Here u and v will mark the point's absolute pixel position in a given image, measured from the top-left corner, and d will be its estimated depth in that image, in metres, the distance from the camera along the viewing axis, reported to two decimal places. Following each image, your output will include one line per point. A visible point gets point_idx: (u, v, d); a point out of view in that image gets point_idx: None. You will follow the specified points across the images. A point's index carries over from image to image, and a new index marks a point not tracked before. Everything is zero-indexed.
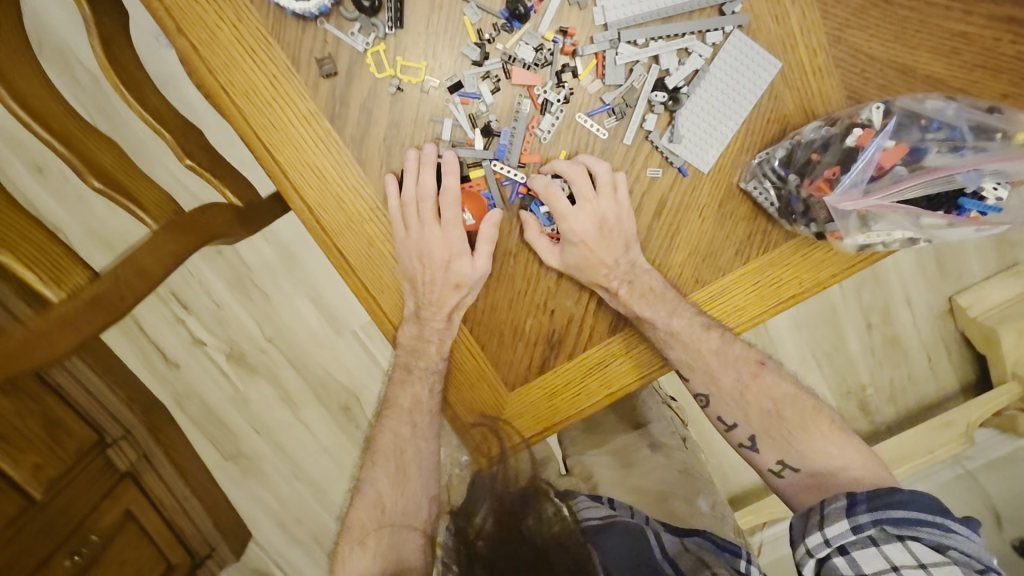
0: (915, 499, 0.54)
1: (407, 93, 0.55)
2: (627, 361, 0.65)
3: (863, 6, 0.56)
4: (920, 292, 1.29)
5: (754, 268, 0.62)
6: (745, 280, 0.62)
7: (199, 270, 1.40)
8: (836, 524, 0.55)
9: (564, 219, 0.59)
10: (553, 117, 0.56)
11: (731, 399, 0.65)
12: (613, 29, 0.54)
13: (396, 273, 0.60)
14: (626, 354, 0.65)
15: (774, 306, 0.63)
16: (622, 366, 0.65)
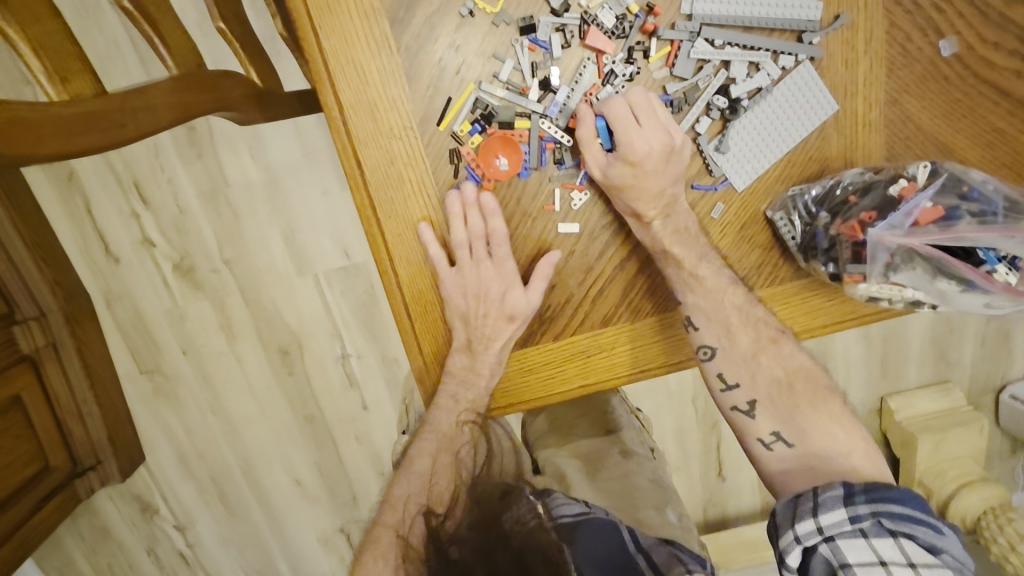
0: (909, 497, 0.53)
1: (476, 20, 0.53)
2: (656, 345, 0.63)
3: (926, 76, 0.57)
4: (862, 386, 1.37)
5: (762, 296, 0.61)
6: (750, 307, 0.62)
7: (172, 167, 1.30)
8: (833, 513, 0.52)
9: (626, 137, 0.54)
10: (614, 90, 0.55)
11: (741, 359, 0.61)
12: (697, 21, 0.53)
13: (405, 200, 0.57)
14: (657, 340, 0.63)
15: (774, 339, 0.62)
16: (652, 349, 0.63)
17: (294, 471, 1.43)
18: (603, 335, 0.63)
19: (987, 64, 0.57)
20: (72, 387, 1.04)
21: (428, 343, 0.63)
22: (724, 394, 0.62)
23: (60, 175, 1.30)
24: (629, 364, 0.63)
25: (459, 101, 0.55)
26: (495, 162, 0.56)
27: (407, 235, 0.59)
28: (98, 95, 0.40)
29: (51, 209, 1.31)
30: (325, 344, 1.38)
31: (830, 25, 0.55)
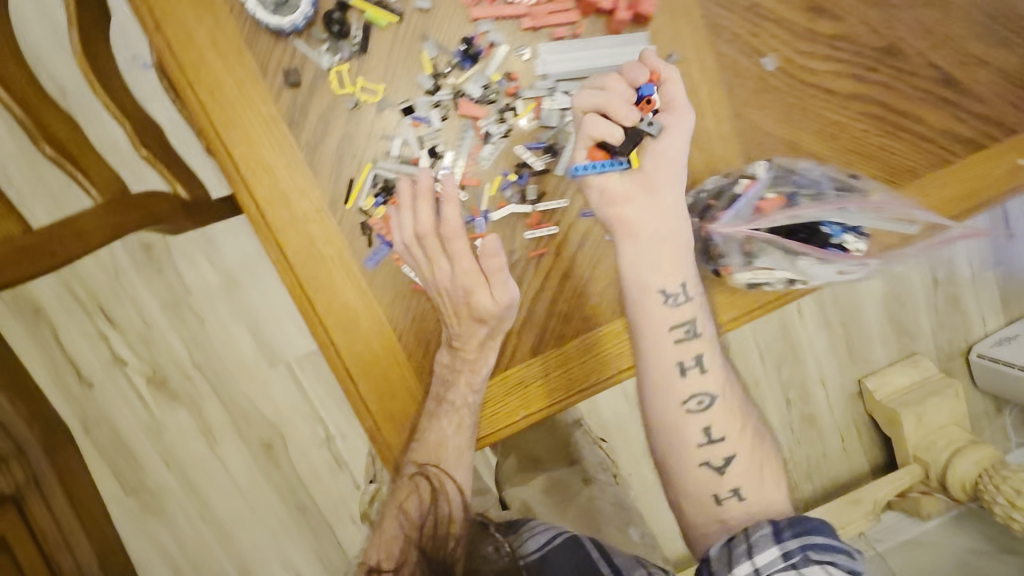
0: (827, 529, 0.61)
1: (363, 111, 0.60)
2: (600, 358, 0.69)
3: (760, 89, 0.66)
4: (834, 375, 1.48)
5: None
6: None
7: (133, 285, 1.37)
8: (765, 553, 0.60)
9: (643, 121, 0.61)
10: (493, 147, 0.63)
11: (729, 415, 0.68)
12: (551, 79, 0.62)
13: (327, 278, 0.63)
14: (602, 355, 0.69)
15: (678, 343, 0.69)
16: (599, 363, 0.69)
17: (293, 564, 1.42)
18: (532, 364, 0.68)
19: (806, 72, 0.66)
20: None
21: (374, 400, 0.67)
22: (697, 430, 0.67)
23: (26, 309, 1.36)
24: (567, 387, 0.68)
25: (361, 180, 0.62)
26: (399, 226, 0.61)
27: (337, 303, 0.64)
28: (26, 233, 0.46)
29: (18, 345, 1.36)
30: (306, 430, 1.41)
31: (667, 63, 0.63)
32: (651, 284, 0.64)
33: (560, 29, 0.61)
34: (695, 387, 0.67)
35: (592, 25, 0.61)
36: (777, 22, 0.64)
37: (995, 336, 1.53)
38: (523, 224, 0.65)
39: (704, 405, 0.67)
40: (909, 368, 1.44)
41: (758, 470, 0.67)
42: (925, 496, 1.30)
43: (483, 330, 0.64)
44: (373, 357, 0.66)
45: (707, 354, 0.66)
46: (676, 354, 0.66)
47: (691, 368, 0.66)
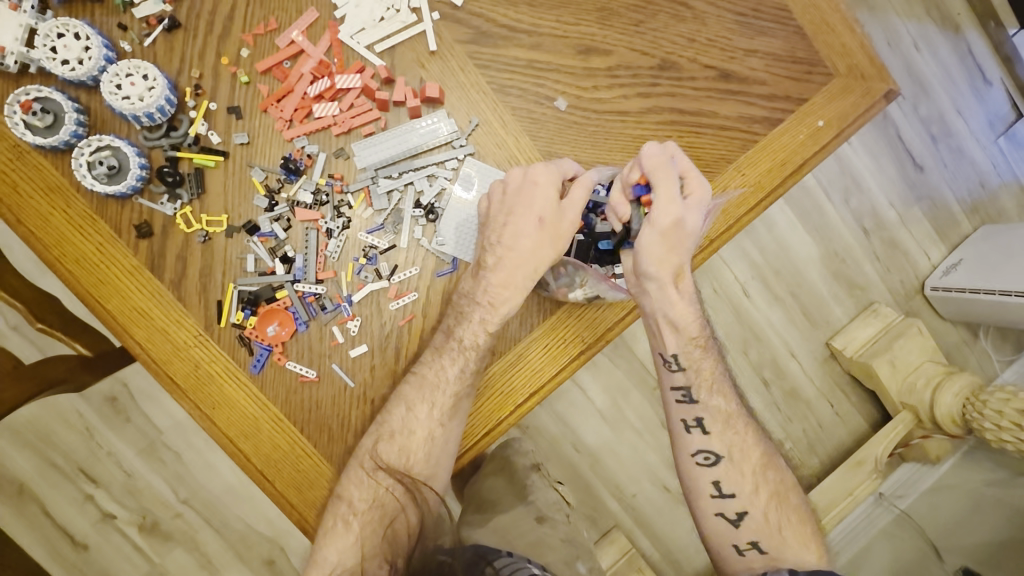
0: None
1: (214, 240, 0.68)
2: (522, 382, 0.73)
3: (560, 127, 0.74)
4: (801, 346, 1.52)
5: (539, 335, 0.74)
6: (532, 353, 0.74)
7: (108, 441, 1.44)
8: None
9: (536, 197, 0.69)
10: (338, 240, 0.70)
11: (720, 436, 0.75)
12: (371, 169, 0.70)
13: (220, 395, 0.69)
14: (511, 375, 0.73)
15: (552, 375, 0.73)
16: (515, 382, 0.73)
17: None
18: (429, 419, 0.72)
19: (596, 102, 0.75)
20: None
21: (294, 494, 0.71)
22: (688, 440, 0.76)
23: (12, 492, 1.42)
24: (473, 433, 0.75)
25: (227, 300, 0.69)
26: (267, 330, 0.70)
27: (235, 415, 0.70)
28: None
29: (11, 527, 1.42)
30: (303, 537, 1.50)
31: (469, 129, 0.72)
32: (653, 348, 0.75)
33: (365, 127, 0.70)
34: (696, 445, 0.75)
35: (393, 116, 0.71)
36: (555, 70, 0.74)
37: (942, 266, 1.56)
38: (386, 298, 0.72)
39: (709, 460, 0.75)
40: (872, 320, 1.48)
41: (770, 521, 0.74)
42: (929, 440, 1.35)
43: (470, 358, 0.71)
44: (281, 456, 0.70)
45: (705, 416, 0.75)
46: (679, 412, 0.77)
47: (693, 427, 0.76)
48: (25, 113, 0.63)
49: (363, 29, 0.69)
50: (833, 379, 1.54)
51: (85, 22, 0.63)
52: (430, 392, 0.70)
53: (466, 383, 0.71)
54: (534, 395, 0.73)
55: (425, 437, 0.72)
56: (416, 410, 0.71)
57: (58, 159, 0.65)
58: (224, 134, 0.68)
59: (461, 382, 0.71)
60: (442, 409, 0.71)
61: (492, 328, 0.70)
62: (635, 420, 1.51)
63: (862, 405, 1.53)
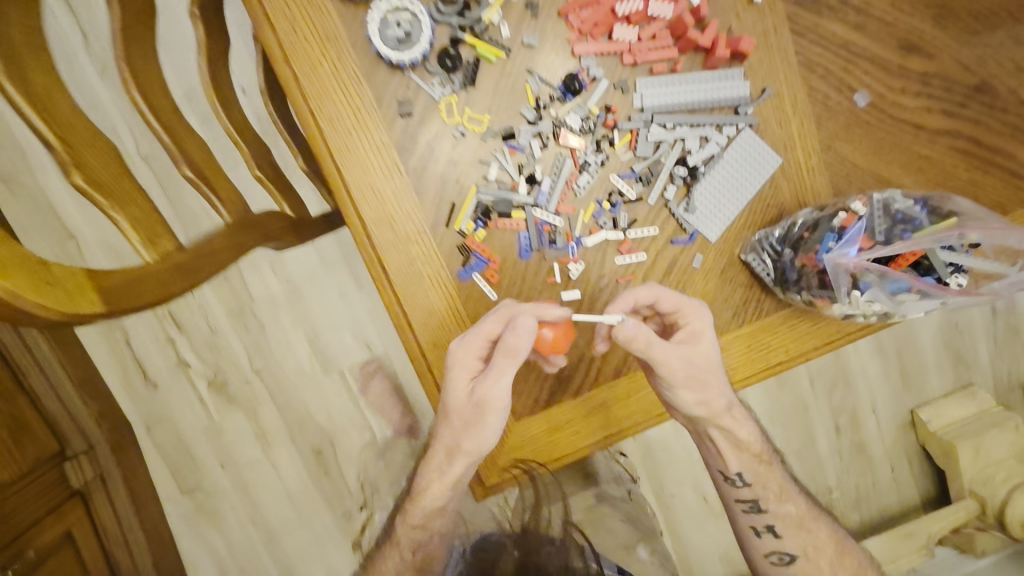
0: None
1: (468, 138, 0.64)
2: (591, 424, 0.70)
3: (849, 123, 0.67)
4: (884, 403, 1.48)
5: (620, 385, 0.71)
6: (610, 396, 0.71)
7: (201, 292, 1.43)
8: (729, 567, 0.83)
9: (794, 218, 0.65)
10: (590, 176, 0.65)
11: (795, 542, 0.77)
12: (649, 111, 0.64)
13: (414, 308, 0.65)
14: (594, 415, 0.71)
15: (747, 380, 0.70)
16: (589, 426, 0.70)
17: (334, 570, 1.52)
18: (619, 389, 0.71)
19: (896, 108, 0.67)
20: (116, 514, 1.30)
21: None
22: (759, 533, 0.81)
23: None
24: (543, 456, 0.70)
25: (464, 204, 0.64)
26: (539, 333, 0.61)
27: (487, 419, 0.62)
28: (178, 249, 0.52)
29: (92, 343, 1.43)
30: (356, 439, 1.49)
31: (759, 97, 0.65)
32: (714, 465, 0.79)
33: (657, 65, 0.64)
34: (770, 546, 0.81)
35: (687, 61, 0.64)
36: (867, 59, 0.66)
37: None
38: (614, 251, 0.67)
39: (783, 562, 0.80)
40: (966, 401, 1.42)
41: None
42: (980, 532, 1.24)
43: (557, 393, 0.70)
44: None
45: (775, 524, 0.79)
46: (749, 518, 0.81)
47: (764, 532, 0.80)
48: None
49: None
50: (905, 446, 1.50)
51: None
52: (546, 390, 0.70)
53: (557, 412, 0.70)
54: (583, 446, 0.70)
55: (559, 434, 0.70)
56: (536, 404, 0.70)
57: (343, 7, 0.60)
58: (514, 30, 0.62)
59: (554, 394, 0.70)
60: (550, 423, 0.70)
61: (572, 389, 0.70)
62: None
63: (922, 480, 1.50)
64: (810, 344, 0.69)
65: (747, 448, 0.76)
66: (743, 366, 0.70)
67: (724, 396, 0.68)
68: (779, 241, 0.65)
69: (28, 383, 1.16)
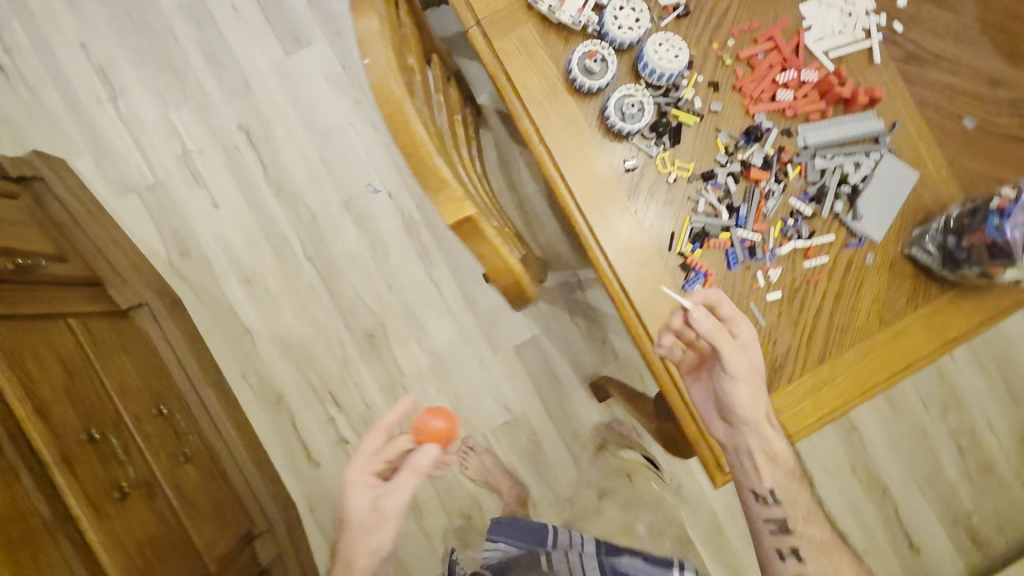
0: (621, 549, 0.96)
1: (678, 182, 0.83)
2: (809, 406, 0.82)
3: (964, 141, 0.86)
4: (1001, 420, 1.54)
5: (826, 369, 0.82)
6: (820, 379, 0.82)
7: (357, 372, 1.60)
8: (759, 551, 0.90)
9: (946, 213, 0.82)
10: (774, 200, 0.83)
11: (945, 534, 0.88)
12: (812, 147, 0.84)
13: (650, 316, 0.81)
14: (810, 398, 0.82)
15: (929, 355, 0.83)
16: (807, 407, 0.82)
17: None
18: (824, 373, 0.82)
19: (999, 130, 0.87)
20: None
21: None
22: (781, 548, 0.88)
23: (270, 401, 1.58)
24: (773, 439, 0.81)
25: (682, 231, 0.82)
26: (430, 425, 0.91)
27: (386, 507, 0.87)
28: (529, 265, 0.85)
29: (261, 428, 1.57)
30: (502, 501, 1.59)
31: (892, 129, 0.85)
32: (745, 484, 0.86)
33: (811, 114, 0.85)
34: (793, 569, 0.87)
35: (832, 110, 0.85)
36: (966, 94, 0.87)
37: None
38: (801, 256, 0.83)
39: None
40: None
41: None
42: None
43: (775, 381, 0.82)
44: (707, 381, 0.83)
45: (800, 546, 0.87)
46: (775, 540, 0.89)
47: (788, 553, 0.87)
48: (588, 61, 0.81)
49: (824, 35, 0.85)
50: None
51: (641, 1, 0.82)
52: (764, 378, 0.82)
53: (777, 397, 0.82)
54: (806, 425, 0.81)
55: (782, 416, 0.82)
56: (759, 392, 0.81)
57: (580, 100, 0.82)
58: (703, 101, 0.84)
59: (771, 381, 0.82)
60: (773, 408, 0.82)
61: (786, 376, 0.82)
62: (829, 458, 1.52)
63: None
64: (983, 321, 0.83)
65: (781, 464, 0.84)
66: (924, 345, 0.83)
67: (768, 404, 0.80)
68: (941, 231, 0.81)
69: (225, 468, 1.39)
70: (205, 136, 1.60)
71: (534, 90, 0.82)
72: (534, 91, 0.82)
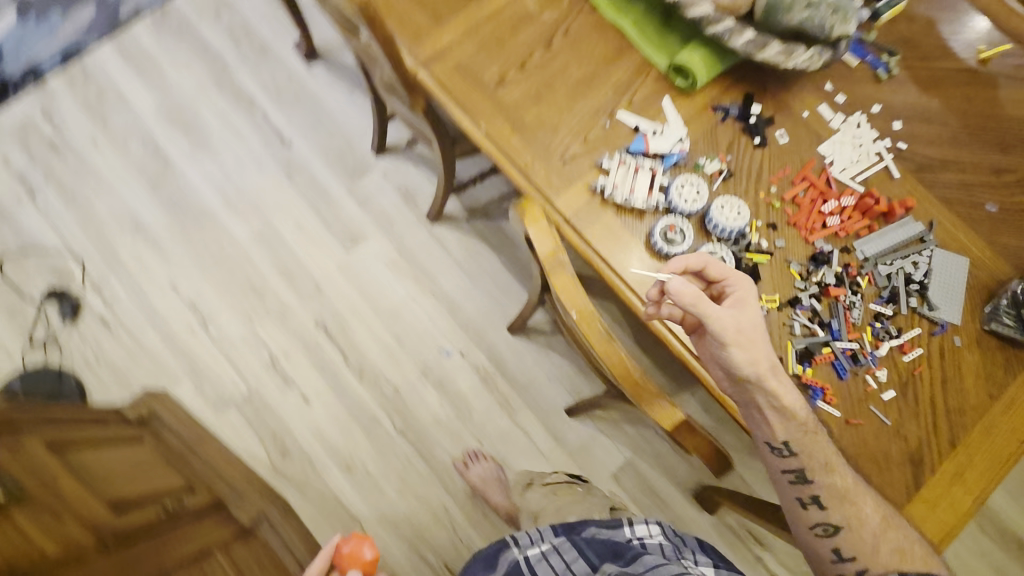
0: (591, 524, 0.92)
1: (772, 312, 0.94)
2: (959, 492, 0.89)
3: (992, 225, 1.01)
4: None
5: (959, 451, 0.90)
6: (956, 461, 0.90)
7: (469, 535, 1.65)
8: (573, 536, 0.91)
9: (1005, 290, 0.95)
10: (857, 309, 0.95)
11: None
12: (871, 257, 0.97)
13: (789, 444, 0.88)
14: (955, 483, 0.89)
15: None
16: (959, 493, 0.89)
17: None
18: (959, 457, 0.90)
19: (1017, 208, 1.02)
20: None
21: None
22: (804, 497, 0.87)
23: None
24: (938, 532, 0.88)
25: (789, 355, 0.92)
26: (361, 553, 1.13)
27: None
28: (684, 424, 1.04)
29: None
30: None
31: (931, 227, 1.00)
32: (761, 437, 0.88)
33: (860, 231, 0.99)
34: (817, 519, 0.87)
35: (876, 224, 1.01)
36: (978, 186, 1.03)
37: None
38: (898, 352, 0.94)
39: (828, 533, 0.86)
40: None
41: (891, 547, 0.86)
42: None
43: (918, 474, 0.89)
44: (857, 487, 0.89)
45: (820, 494, 0.85)
46: (796, 490, 0.88)
47: (810, 504, 0.87)
48: (669, 232, 0.97)
49: (847, 167, 1.03)
50: None
51: (697, 178, 1.00)
52: (907, 472, 0.89)
53: (925, 488, 0.89)
54: (963, 511, 0.88)
55: (937, 508, 0.88)
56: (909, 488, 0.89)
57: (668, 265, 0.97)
58: (768, 241, 0.98)
59: (914, 473, 0.89)
60: (927, 500, 0.88)
61: (926, 465, 0.89)
62: None
63: None
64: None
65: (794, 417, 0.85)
66: None
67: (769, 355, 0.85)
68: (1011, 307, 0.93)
69: None
70: (290, 341, 1.81)
71: (629, 266, 0.97)
72: (629, 267, 0.97)
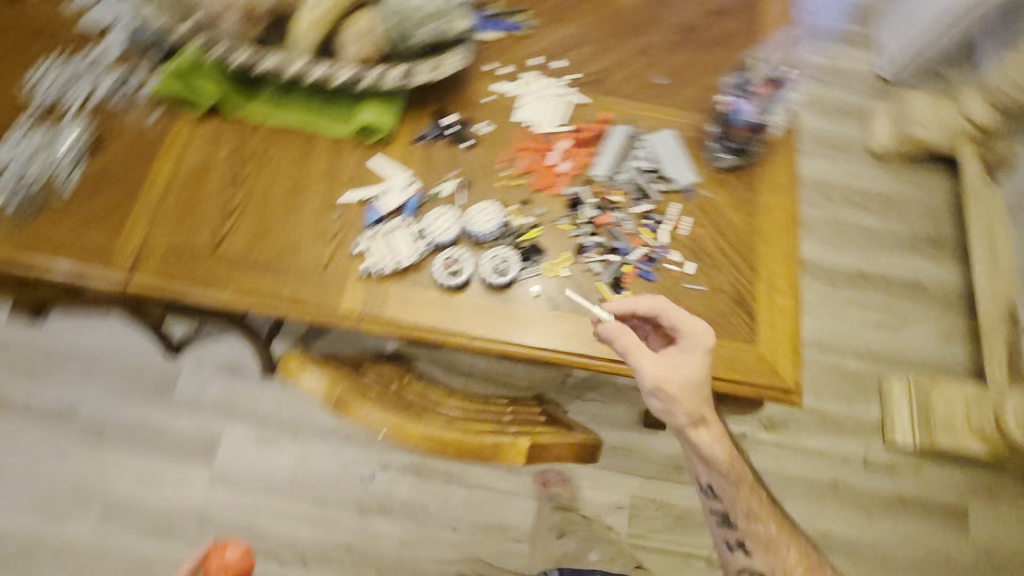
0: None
1: (570, 269, 1.02)
2: (780, 299, 1.03)
3: (669, 91, 1.17)
4: None
5: (761, 269, 1.05)
6: (765, 278, 1.04)
7: None
8: None
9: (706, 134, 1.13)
10: (626, 219, 1.06)
11: None
12: (609, 174, 1.09)
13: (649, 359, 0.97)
14: (774, 294, 1.03)
15: (790, 202, 1.10)
16: (780, 300, 1.03)
17: None
18: (763, 274, 1.04)
19: (676, 68, 1.20)
20: None
21: (735, 371, 0.97)
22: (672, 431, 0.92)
23: None
24: (786, 339, 1.00)
25: (604, 291, 1.00)
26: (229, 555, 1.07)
27: None
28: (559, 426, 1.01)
29: None
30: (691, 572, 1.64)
31: (632, 123, 1.14)
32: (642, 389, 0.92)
33: (588, 160, 1.11)
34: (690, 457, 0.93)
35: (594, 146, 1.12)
36: (641, 70, 1.19)
37: None
38: (675, 231, 1.06)
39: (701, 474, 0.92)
40: None
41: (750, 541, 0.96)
42: None
43: (748, 308, 1.02)
44: (721, 355, 0.98)
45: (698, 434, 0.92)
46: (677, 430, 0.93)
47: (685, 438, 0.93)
48: (449, 266, 0.99)
49: (544, 118, 1.13)
50: None
51: (440, 208, 1.04)
52: (741, 312, 1.01)
53: (759, 314, 1.01)
54: (790, 310, 1.02)
55: (775, 321, 1.01)
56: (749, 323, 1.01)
57: (468, 292, 1.00)
58: (529, 215, 1.05)
59: (745, 309, 1.01)
60: (766, 321, 1.01)
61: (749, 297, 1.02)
62: None
63: None
64: (794, 170, 1.13)
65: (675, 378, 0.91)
66: (781, 200, 1.10)
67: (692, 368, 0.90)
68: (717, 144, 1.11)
69: None
70: None
71: (438, 317, 0.98)
72: (438, 317, 0.98)
